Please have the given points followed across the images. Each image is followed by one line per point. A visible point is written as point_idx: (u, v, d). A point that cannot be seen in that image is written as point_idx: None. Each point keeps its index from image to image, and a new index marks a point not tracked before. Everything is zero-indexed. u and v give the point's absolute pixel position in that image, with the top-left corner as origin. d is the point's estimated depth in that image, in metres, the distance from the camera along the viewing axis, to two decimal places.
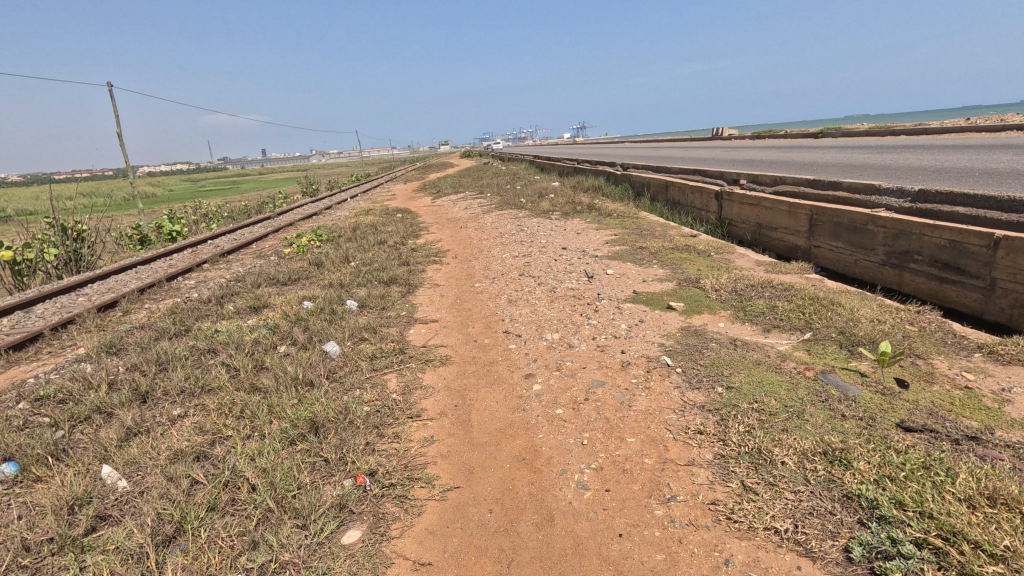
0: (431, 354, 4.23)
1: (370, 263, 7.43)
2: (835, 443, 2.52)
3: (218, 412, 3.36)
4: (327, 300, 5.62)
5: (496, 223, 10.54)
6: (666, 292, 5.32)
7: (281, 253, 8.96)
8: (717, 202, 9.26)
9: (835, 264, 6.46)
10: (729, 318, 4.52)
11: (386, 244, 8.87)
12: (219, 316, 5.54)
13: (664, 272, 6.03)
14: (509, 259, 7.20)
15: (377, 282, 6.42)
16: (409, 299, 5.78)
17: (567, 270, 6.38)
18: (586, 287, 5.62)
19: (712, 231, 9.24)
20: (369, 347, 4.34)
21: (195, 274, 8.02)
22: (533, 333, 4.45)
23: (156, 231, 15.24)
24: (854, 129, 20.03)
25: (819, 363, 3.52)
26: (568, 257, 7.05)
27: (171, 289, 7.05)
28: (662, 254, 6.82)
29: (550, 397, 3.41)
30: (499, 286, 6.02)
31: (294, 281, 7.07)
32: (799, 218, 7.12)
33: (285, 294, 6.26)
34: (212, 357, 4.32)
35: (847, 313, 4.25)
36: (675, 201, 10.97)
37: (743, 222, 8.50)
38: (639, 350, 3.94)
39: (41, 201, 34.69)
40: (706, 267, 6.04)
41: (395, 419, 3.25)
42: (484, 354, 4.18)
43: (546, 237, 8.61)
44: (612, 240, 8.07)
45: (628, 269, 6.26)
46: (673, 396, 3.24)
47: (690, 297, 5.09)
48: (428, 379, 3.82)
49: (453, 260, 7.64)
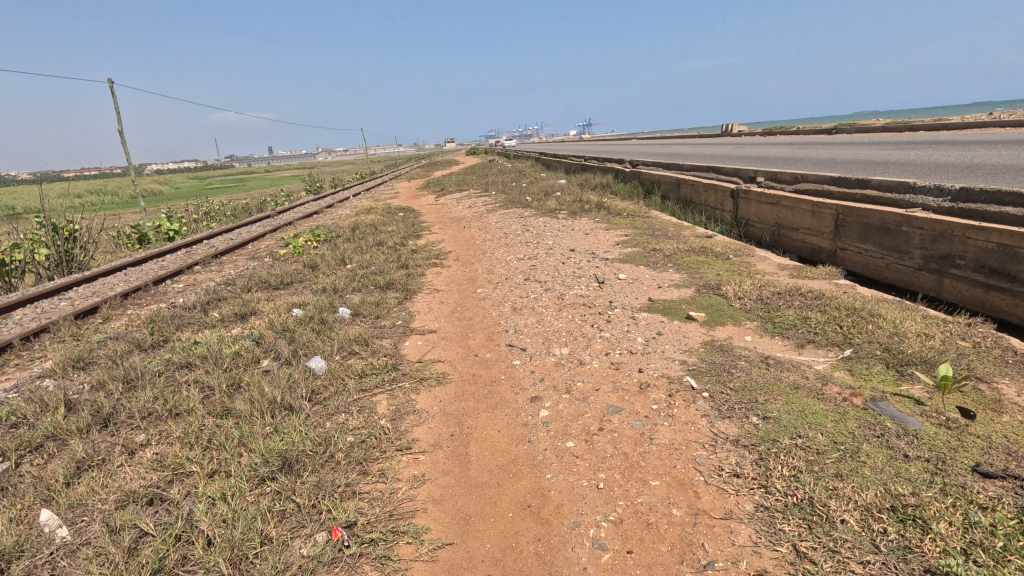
0: (426, 371, 3.83)
1: (367, 266, 7.03)
2: (905, 496, 2.08)
3: (183, 442, 2.97)
4: (317, 308, 5.22)
5: (501, 222, 10.12)
6: (684, 300, 4.89)
7: (275, 255, 8.57)
8: (733, 201, 8.80)
9: (864, 268, 6.00)
10: (756, 330, 4.09)
11: (386, 245, 8.48)
12: (202, 325, 5.16)
13: (681, 277, 5.60)
14: (514, 262, 6.79)
15: (373, 288, 6.03)
16: (406, 306, 5.38)
17: (576, 274, 5.95)
18: (597, 293, 5.20)
19: (728, 231, 8.79)
20: (358, 363, 3.94)
21: (185, 277, 7.65)
22: (539, 347, 4.04)
23: (155, 230, 14.91)
24: (869, 125, 19.48)
25: (867, 386, 3.08)
26: (576, 259, 6.62)
27: (158, 294, 6.69)
28: (677, 257, 6.38)
29: (559, 426, 2.99)
30: (502, 292, 5.60)
31: (286, 285, 6.68)
32: (823, 218, 6.66)
33: (276, 300, 5.87)
34: (187, 372, 3.93)
35: (890, 326, 3.81)
36: (687, 200, 10.50)
37: (761, 222, 8.04)
38: (658, 370, 3.51)
39: (44, 200, 34.54)
40: (726, 272, 5.60)
41: (381, 452, 2.84)
42: (485, 371, 3.78)
43: (553, 238, 8.19)
44: (623, 241, 7.64)
45: (640, 274, 5.83)
46: (700, 428, 2.82)
47: (711, 306, 4.66)
48: (422, 401, 3.41)
49: (454, 262, 7.23)
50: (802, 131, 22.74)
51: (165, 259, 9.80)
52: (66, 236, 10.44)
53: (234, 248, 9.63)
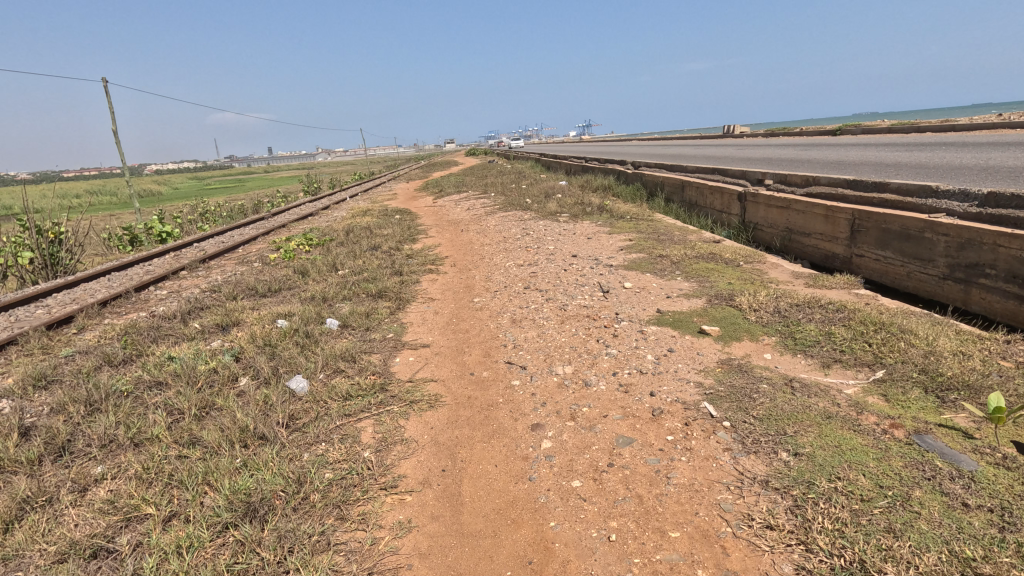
0: (417, 392, 3.50)
1: (359, 272, 6.70)
2: (976, 562, 1.76)
3: (142, 478, 2.64)
4: (302, 319, 4.90)
5: (500, 225, 9.81)
6: (695, 312, 4.57)
7: (265, 259, 8.25)
8: (740, 204, 8.50)
9: (883, 276, 5.70)
10: (776, 347, 3.76)
11: (381, 249, 8.16)
12: (180, 338, 4.83)
13: (690, 286, 5.28)
14: (514, 269, 6.46)
15: (364, 297, 5.71)
16: (399, 316, 5.06)
17: (578, 282, 5.63)
18: (601, 304, 4.88)
19: (735, 235, 8.47)
20: (343, 382, 3.61)
21: (169, 283, 7.32)
22: (541, 366, 3.71)
23: (146, 232, 14.56)
24: (873, 126, 19.21)
25: (906, 415, 2.76)
26: (579, 266, 6.31)
27: (139, 301, 6.34)
28: (685, 264, 6.05)
29: (563, 460, 2.67)
30: (501, 301, 5.28)
31: (274, 293, 6.36)
32: (837, 223, 6.35)
33: (261, 309, 5.55)
34: (156, 392, 3.60)
35: (924, 343, 3.49)
36: (692, 202, 10.19)
37: (770, 226, 7.73)
38: (671, 394, 3.19)
39: (39, 201, 34.16)
40: (738, 281, 5.28)
41: (363, 492, 2.52)
42: (481, 392, 3.45)
43: (555, 242, 7.87)
44: (627, 246, 7.31)
45: (647, 283, 5.51)
46: (724, 466, 2.49)
47: (724, 319, 4.35)
48: (411, 428, 3.09)
49: (451, 268, 6.91)
50: (805, 132, 22.45)
51: (152, 263, 9.46)
52: (51, 239, 10.08)
53: (223, 252, 9.29)
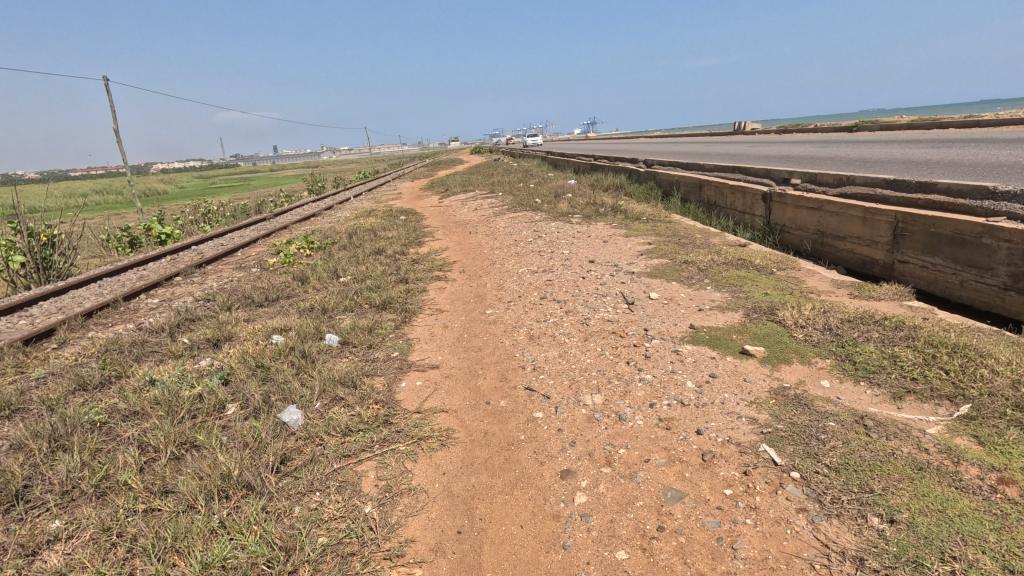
0: (426, 426, 3.07)
1: (362, 280, 6.28)
2: None
3: (102, 542, 2.22)
4: (299, 335, 4.48)
5: (510, 227, 9.38)
6: (732, 328, 4.12)
7: (264, 264, 7.84)
8: (765, 205, 8.03)
9: (930, 285, 5.23)
10: (833, 372, 3.31)
11: (385, 254, 7.74)
12: (166, 355, 4.41)
13: (722, 298, 4.83)
14: (528, 276, 6.02)
15: (366, 308, 5.28)
16: (404, 331, 4.63)
17: (599, 292, 5.18)
18: (627, 318, 4.44)
19: (759, 238, 8.01)
20: (341, 414, 3.18)
21: (161, 290, 6.92)
22: (566, 395, 3.28)
23: (146, 233, 14.21)
24: (892, 122, 18.62)
25: (1014, 465, 2.28)
26: (598, 273, 5.86)
27: (128, 311, 5.95)
28: (713, 271, 5.60)
29: (603, 522, 2.23)
30: (516, 314, 4.84)
31: (271, 303, 5.95)
32: (877, 226, 5.88)
33: (257, 322, 5.14)
34: (131, 424, 3.18)
35: (1010, 367, 3.01)
36: (711, 203, 9.72)
37: (799, 229, 7.27)
38: (722, 434, 2.74)
39: (43, 200, 33.97)
40: (775, 293, 4.83)
41: (361, 563, 2.08)
42: (499, 428, 3.02)
43: (569, 246, 7.43)
44: (647, 251, 6.85)
45: (674, 293, 5.05)
46: (802, 536, 2.04)
47: (767, 338, 3.89)
48: (420, 474, 2.65)
49: (459, 275, 6.47)
50: (819, 129, 21.86)
51: (147, 267, 9.09)
52: (44, 242, 9.73)
53: (221, 255, 8.92)
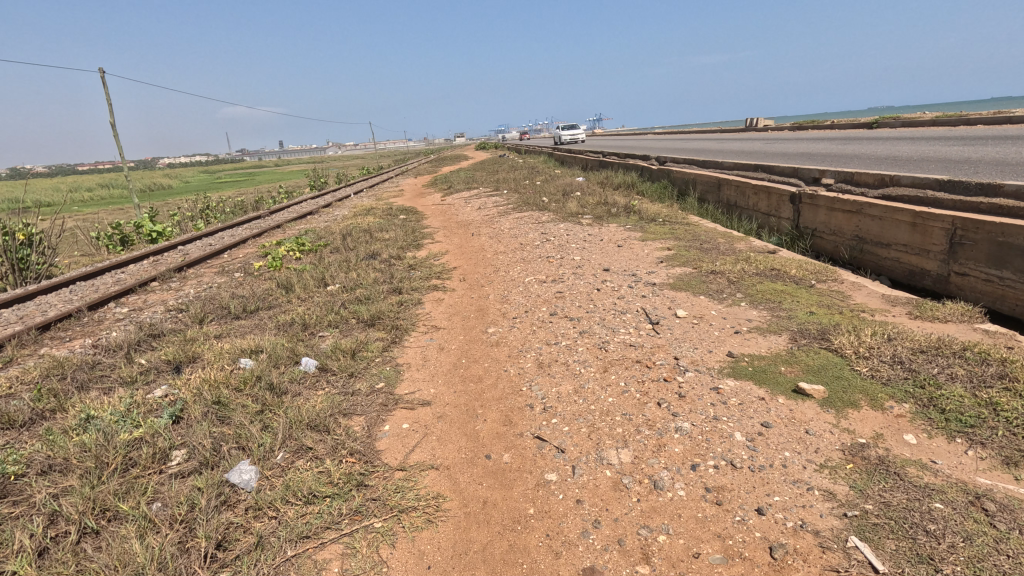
0: (409, 492, 2.44)
1: (351, 289, 5.67)
2: None
3: None
4: (270, 361, 3.86)
5: (515, 228, 8.75)
6: (779, 357, 3.48)
7: (249, 269, 7.25)
8: (794, 207, 7.37)
9: (997, 301, 4.56)
10: (915, 423, 2.67)
11: (379, 258, 7.13)
12: (117, 382, 3.82)
13: (760, 318, 4.19)
14: (535, 287, 5.38)
15: (352, 325, 4.66)
16: (392, 355, 4.00)
17: (617, 308, 4.55)
18: (652, 342, 3.81)
19: (787, 243, 7.35)
20: (306, 472, 2.56)
21: (133, 298, 6.33)
22: (585, 450, 2.65)
23: (137, 231, 13.65)
24: (915, 119, 17.83)
25: None
26: (614, 284, 5.23)
27: (90, 324, 5.36)
28: (745, 284, 4.95)
29: None
30: (522, 334, 4.22)
31: (249, 315, 5.35)
32: (929, 233, 5.22)
33: (227, 340, 4.53)
34: (45, 481, 2.57)
35: None
36: (732, 203, 9.07)
37: (834, 234, 6.61)
38: (792, 516, 2.10)
39: (43, 195, 33.55)
40: (821, 313, 4.18)
41: None
42: (502, 496, 2.39)
43: (580, 251, 6.80)
44: (666, 258, 6.21)
45: (703, 311, 4.41)
46: None
47: (824, 372, 3.25)
48: (397, 569, 2.03)
49: (459, 284, 5.85)
50: (836, 125, 21.09)
51: (129, 269, 8.51)
52: (21, 241, 9.16)
53: (205, 258, 8.32)
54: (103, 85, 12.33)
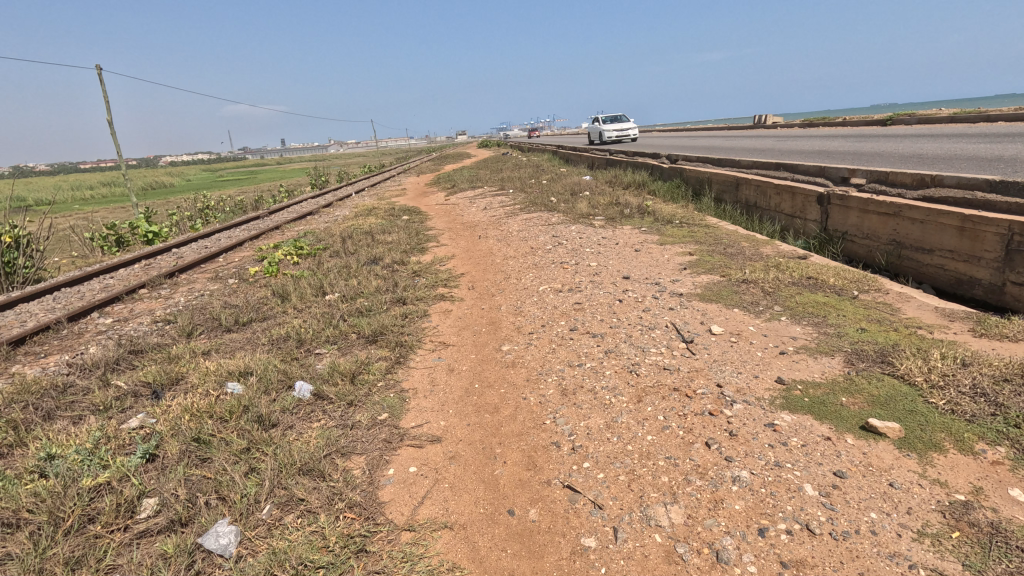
0: (419, 562, 2.03)
1: (352, 299, 5.26)
2: None
3: None
4: (260, 386, 3.45)
5: (523, 231, 8.34)
6: (836, 384, 3.06)
7: (244, 275, 6.85)
8: (822, 209, 6.95)
9: None
10: (1019, 474, 2.24)
11: (382, 263, 6.72)
12: (91, 409, 3.41)
13: (804, 336, 3.78)
14: (551, 298, 4.97)
15: (352, 342, 4.24)
16: (397, 378, 3.58)
17: (644, 322, 4.13)
18: (688, 365, 3.39)
19: (815, 247, 6.92)
20: (296, 534, 2.15)
21: (119, 307, 5.93)
22: (626, 506, 2.24)
23: (133, 232, 13.25)
24: (931, 115, 17.34)
25: None
26: (637, 294, 4.81)
27: (71, 337, 4.97)
28: (781, 295, 4.53)
29: None
30: (540, 353, 3.81)
31: (241, 328, 4.95)
32: (980, 238, 4.79)
33: (215, 359, 4.12)
34: None
35: None
36: (751, 204, 8.65)
37: (868, 238, 6.18)
38: None
39: (43, 193, 33.16)
40: (872, 330, 3.76)
41: None
42: (531, 569, 1.98)
43: (596, 256, 6.39)
44: (689, 265, 5.79)
45: (740, 327, 3.99)
46: None
47: (894, 404, 2.82)
48: None
49: (467, 293, 5.44)
50: (848, 122, 20.61)
51: (119, 274, 8.09)
52: (8, 244, 8.75)
53: (199, 262, 7.92)
54: (100, 82, 12.00)
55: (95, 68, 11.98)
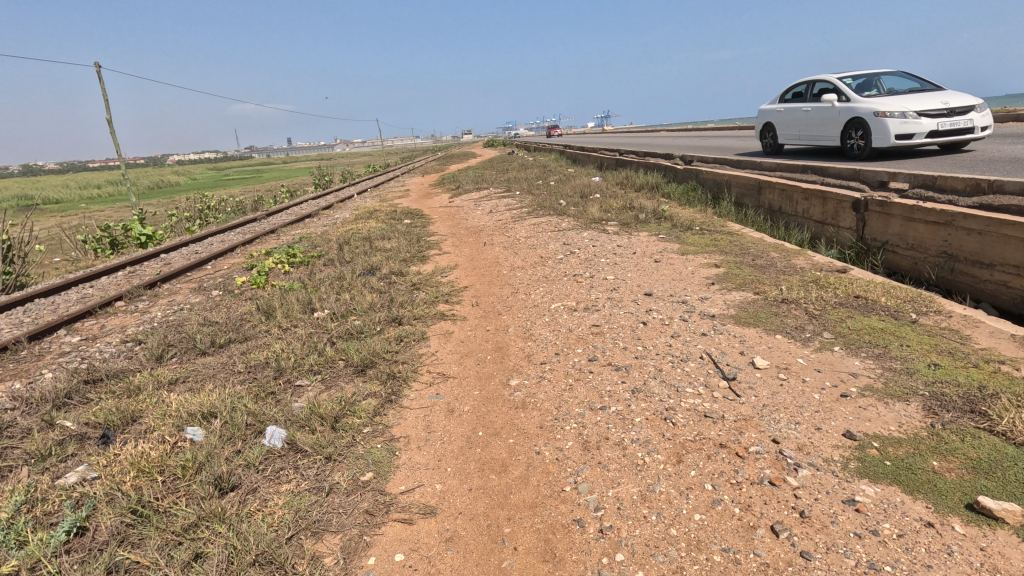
0: None
1: (342, 318, 4.72)
2: None
3: None
4: (224, 434, 2.91)
5: (532, 237, 7.79)
6: (924, 443, 2.49)
7: (230, 286, 6.33)
8: (859, 217, 6.36)
9: None
10: None
11: (378, 274, 6.18)
12: (25, 457, 2.89)
13: (866, 373, 3.20)
14: (564, 318, 4.41)
15: (337, 372, 3.69)
16: (386, 423, 3.04)
17: (674, 353, 3.57)
18: (733, 413, 2.82)
19: (851, 257, 6.35)
20: None
21: (90, 323, 5.41)
22: None
23: (126, 233, 12.74)
24: None
25: None
26: (662, 316, 4.25)
27: (28, 360, 4.46)
28: (830, 318, 3.95)
29: None
30: (555, 391, 3.25)
31: (217, 351, 4.42)
32: None
33: (181, 392, 3.59)
34: None
35: None
36: (776, 209, 8.09)
37: (914, 249, 5.59)
38: None
39: (43, 191, 32.73)
40: (948, 366, 3.17)
41: None
42: None
43: (611, 268, 5.83)
44: (717, 279, 5.22)
45: (787, 360, 3.43)
46: None
47: (1005, 474, 2.23)
48: None
49: (470, 310, 4.89)
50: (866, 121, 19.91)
51: (100, 283, 7.58)
52: None
53: (185, 270, 7.41)
54: (99, 80, 11.60)
55: (93, 66, 11.56)
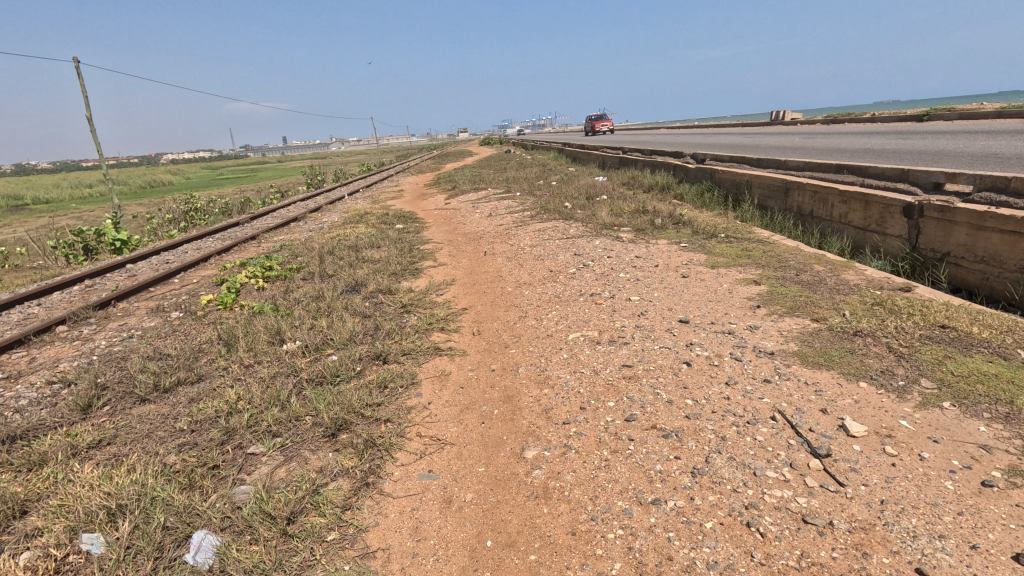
0: None
1: (315, 354, 3.90)
2: None
3: None
4: (130, 548, 2.07)
5: (537, 246, 6.98)
6: None
7: (194, 306, 5.49)
8: (911, 224, 5.58)
9: None
10: None
11: (363, 293, 5.35)
12: None
13: (1002, 446, 2.37)
14: (586, 355, 3.60)
15: (302, 436, 2.87)
16: (358, 525, 2.21)
17: (738, 413, 2.74)
18: (844, 519, 2.00)
19: (904, 270, 5.56)
20: None
21: (20, 354, 4.56)
22: None
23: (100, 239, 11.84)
24: (974, 110, 15.85)
25: None
26: (708, 354, 3.44)
27: None
28: (923, 360, 3.15)
29: None
30: (588, 471, 2.43)
31: (160, 397, 3.58)
32: None
33: (99, 463, 2.76)
34: None
35: None
36: (807, 213, 7.31)
37: (985, 263, 4.80)
38: None
39: (28, 191, 31.71)
40: None
41: None
42: None
43: (633, 285, 5.03)
44: (762, 301, 4.42)
45: (887, 423, 2.61)
46: None
47: None
48: None
49: (470, 342, 4.07)
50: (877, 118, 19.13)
51: (52, 299, 6.72)
52: None
53: (146, 284, 6.55)
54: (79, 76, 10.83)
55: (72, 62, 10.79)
